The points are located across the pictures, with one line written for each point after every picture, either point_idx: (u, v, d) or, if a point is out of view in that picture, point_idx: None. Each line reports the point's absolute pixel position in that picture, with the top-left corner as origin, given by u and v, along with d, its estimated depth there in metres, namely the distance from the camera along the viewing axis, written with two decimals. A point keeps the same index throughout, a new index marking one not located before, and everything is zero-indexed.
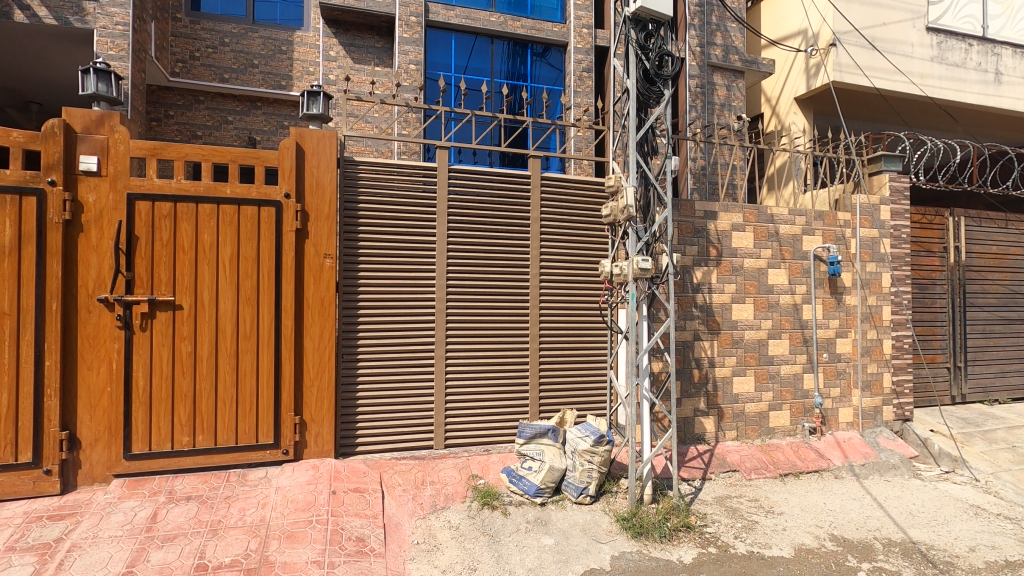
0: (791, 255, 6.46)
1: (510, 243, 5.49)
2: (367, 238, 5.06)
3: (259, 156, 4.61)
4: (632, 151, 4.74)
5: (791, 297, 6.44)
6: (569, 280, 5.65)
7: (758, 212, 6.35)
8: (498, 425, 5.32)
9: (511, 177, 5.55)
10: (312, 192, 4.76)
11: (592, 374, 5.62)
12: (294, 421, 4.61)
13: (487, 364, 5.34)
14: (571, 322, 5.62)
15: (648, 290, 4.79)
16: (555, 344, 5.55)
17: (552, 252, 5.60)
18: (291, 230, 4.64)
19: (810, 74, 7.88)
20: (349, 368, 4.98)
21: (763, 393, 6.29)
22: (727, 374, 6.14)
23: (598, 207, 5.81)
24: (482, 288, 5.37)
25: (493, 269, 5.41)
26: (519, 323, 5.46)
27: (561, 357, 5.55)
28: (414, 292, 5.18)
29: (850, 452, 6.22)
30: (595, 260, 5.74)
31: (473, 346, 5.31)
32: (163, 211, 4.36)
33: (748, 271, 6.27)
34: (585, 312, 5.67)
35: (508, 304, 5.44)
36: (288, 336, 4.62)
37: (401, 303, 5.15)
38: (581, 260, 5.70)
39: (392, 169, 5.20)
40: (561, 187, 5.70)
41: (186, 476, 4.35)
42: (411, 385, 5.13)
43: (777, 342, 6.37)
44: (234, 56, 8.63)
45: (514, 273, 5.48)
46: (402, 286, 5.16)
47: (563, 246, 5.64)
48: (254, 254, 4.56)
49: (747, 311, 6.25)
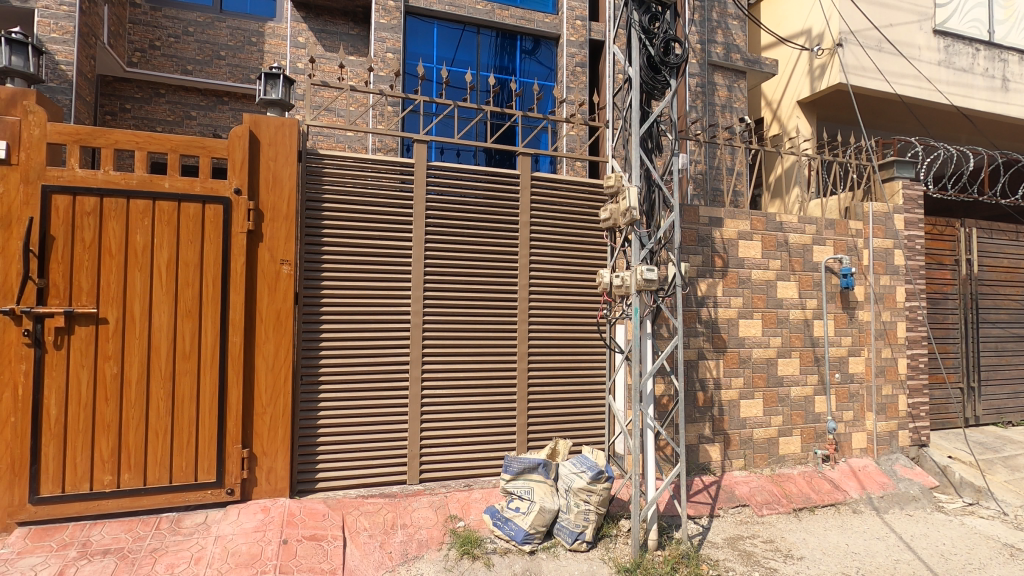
0: (801, 266, 5.95)
1: (496, 250, 4.89)
2: (333, 243, 4.44)
3: (205, 145, 3.97)
4: (635, 147, 4.17)
5: (801, 311, 5.93)
6: (562, 292, 5.06)
7: (766, 220, 5.84)
8: (482, 456, 4.69)
9: (498, 176, 4.97)
10: (268, 188, 4.12)
11: (587, 397, 5.03)
12: (241, 456, 3.94)
13: (469, 387, 4.71)
14: (564, 340, 5.03)
15: (653, 305, 4.17)
16: (547, 365, 4.94)
17: (545, 261, 5.01)
18: (242, 231, 3.99)
19: (814, 76, 7.46)
20: (310, 392, 4.31)
21: (772, 417, 5.75)
22: (734, 397, 5.58)
23: (594, 212, 5.24)
24: (465, 300, 4.76)
25: (477, 279, 4.81)
26: (506, 340, 4.85)
27: (553, 380, 4.94)
28: (386, 305, 4.55)
29: (866, 483, 5.69)
30: (590, 271, 5.16)
31: (453, 366, 4.68)
32: (86, 207, 3.69)
33: (757, 283, 5.75)
34: (580, 329, 5.08)
35: (494, 319, 4.83)
36: (236, 355, 3.96)
37: (371, 316, 4.50)
38: (575, 271, 5.12)
39: (363, 164, 4.59)
40: (554, 189, 5.13)
41: (106, 524, 3.64)
42: (381, 411, 4.48)
43: (786, 361, 5.84)
44: (198, 46, 7.97)
45: (500, 284, 4.88)
46: (373, 297, 4.52)
47: (556, 256, 5.06)
48: (197, 259, 3.90)
49: (755, 328, 5.72)
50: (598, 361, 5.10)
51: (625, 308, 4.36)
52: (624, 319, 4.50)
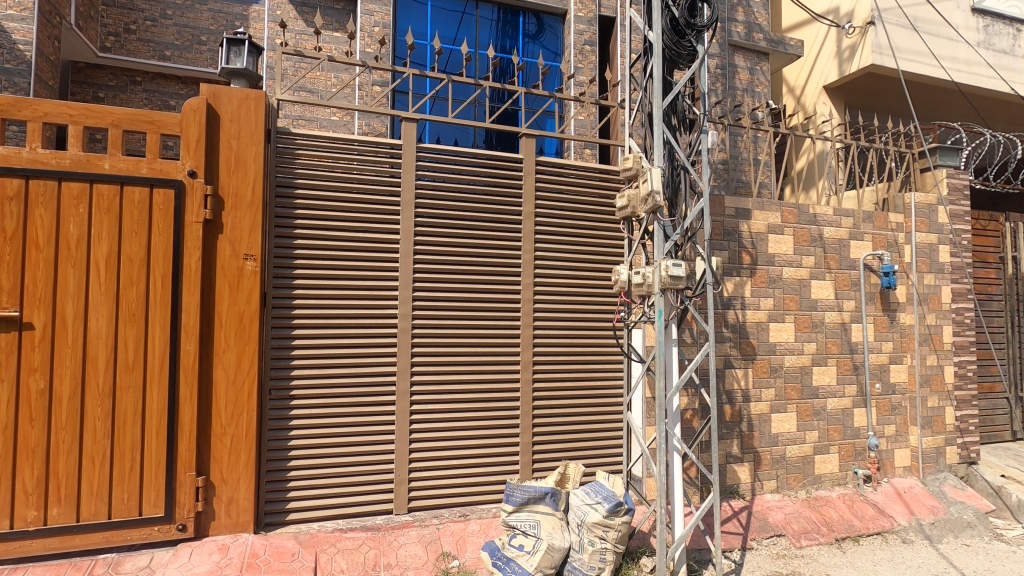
0: (837, 263, 5.34)
1: (497, 244, 4.29)
2: (309, 236, 3.85)
3: (154, 120, 3.39)
4: (658, 122, 3.57)
5: (838, 314, 5.32)
6: (571, 292, 4.45)
7: (798, 211, 5.22)
8: (479, 482, 4.08)
9: (498, 161, 4.37)
10: (229, 171, 3.53)
11: (601, 412, 4.42)
12: (195, 485, 3.34)
13: (465, 401, 4.11)
14: (575, 346, 4.42)
15: (680, 306, 3.56)
16: (556, 375, 4.34)
17: (554, 256, 4.42)
18: (198, 221, 3.40)
19: (843, 58, 6.85)
20: (279, 408, 3.71)
21: (807, 433, 5.13)
22: (765, 411, 4.96)
23: (606, 202, 4.64)
24: (460, 302, 4.16)
25: (475, 278, 4.21)
26: (508, 347, 4.25)
27: (562, 392, 4.33)
28: (368, 307, 3.95)
29: (915, 508, 5.04)
30: (603, 268, 4.55)
31: (447, 378, 4.08)
32: (8, 191, 3.10)
33: (788, 283, 5.13)
34: (592, 334, 4.48)
35: (494, 324, 4.23)
36: (189, 366, 3.36)
37: (351, 320, 3.90)
38: (585, 268, 4.51)
39: (343, 146, 4.00)
40: (561, 175, 4.54)
41: (29, 569, 3.04)
42: (362, 430, 3.87)
43: (822, 370, 5.22)
44: (177, 30, 7.41)
45: (502, 283, 4.29)
46: (353, 298, 3.93)
47: (566, 250, 4.46)
48: (143, 253, 3.31)
49: (787, 332, 5.11)
50: (613, 371, 4.50)
51: (647, 311, 3.75)
52: (644, 323, 3.89)
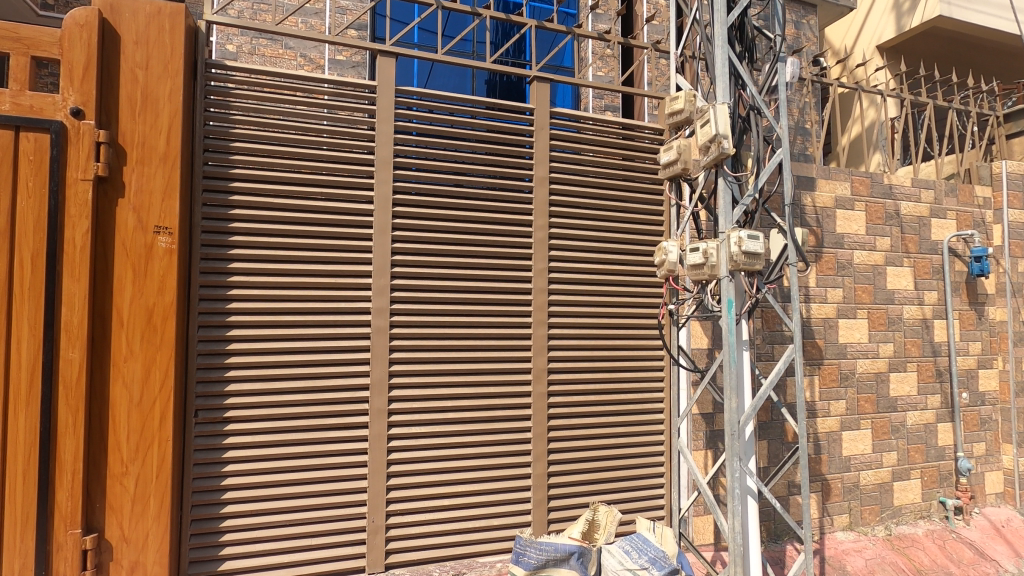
0: (917, 246, 4.37)
1: (503, 217, 3.33)
2: (254, 204, 2.90)
3: (22, 38, 2.42)
4: (721, 42, 2.59)
5: (918, 308, 4.35)
6: (595, 280, 3.49)
7: (870, 181, 4.25)
8: (479, 528, 3.13)
9: (501, 112, 3.40)
10: (133, 113, 2.57)
11: (634, 432, 3.47)
12: (81, 547, 2.38)
13: (461, 423, 3.15)
14: (601, 349, 3.48)
15: (756, 296, 2.56)
16: (578, 385, 3.38)
17: (577, 233, 3.47)
18: (85, 179, 2.44)
19: (902, 11, 5.89)
20: (209, 437, 2.76)
21: (884, 455, 4.16)
22: (834, 428, 3.99)
23: (636, 166, 3.68)
24: (452, 293, 3.21)
25: (473, 262, 3.25)
26: (516, 352, 3.30)
27: (584, 409, 3.38)
28: (331, 300, 2.99)
29: (1020, 547, 4.07)
30: (633, 250, 3.60)
31: (436, 393, 3.12)
32: None
33: (860, 269, 4.16)
34: (622, 334, 3.53)
35: (498, 321, 3.27)
36: (72, 380, 2.41)
37: (307, 317, 2.95)
38: (611, 249, 3.55)
39: (299, 88, 3.03)
40: (581, 133, 3.57)
41: None
42: (323, 463, 2.91)
43: (900, 378, 4.25)
44: None
45: (508, 268, 3.33)
46: (312, 288, 2.97)
47: (593, 225, 3.51)
48: (3, 223, 2.35)
49: (859, 331, 4.13)
50: (649, 380, 3.55)
51: (706, 301, 2.72)
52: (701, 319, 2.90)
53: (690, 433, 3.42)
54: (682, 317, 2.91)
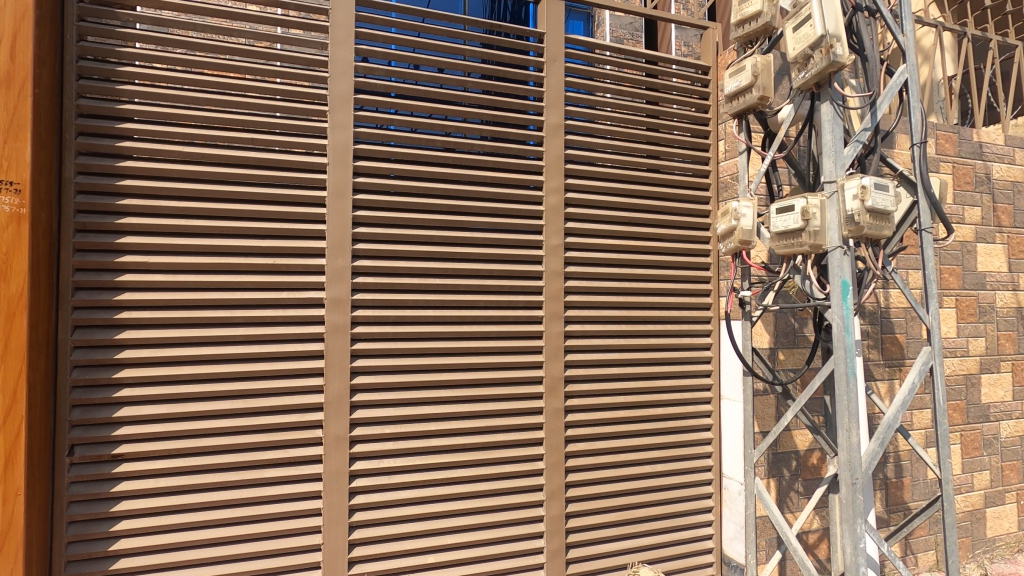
0: (1011, 219, 3.56)
1: (504, 177, 2.52)
2: (154, 154, 2.07)
3: None
4: None
5: (1012, 294, 3.55)
6: (619, 263, 2.73)
7: (958, 138, 3.44)
8: None
9: (499, 39, 2.56)
10: None
11: (671, 456, 2.76)
12: None
13: (449, 452, 2.39)
14: (629, 352, 2.74)
15: (880, 271, 1.75)
16: (602, 398, 2.66)
17: (599, 199, 2.69)
18: None
19: None
20: (91, 483, 1.97)
21: (975, 475, 3.37)
22: (920, 444, 3.19)
23: (671, 115, 2.87)
24: (435, 279, 2.41)
25: (464, 238, 2.45)
26: (522, 357, 2.52)
27: (607, 429, 2.65)
28: (267, 290, 2.19)
29: None
30: (665, 223, 2.84)
31: (415, 413, 2.34)
32: None
33: (947, 247, 3.35)
34: (654, 333, 2.80)
35: (497, 317, 2.48)
36: None
37: (233, 313, 2.14)
38: (638, 223, 2.79)
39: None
40: (602, 71, 2.74)
41: None
42: (260, 512, 2.13)
43: (993, 380, 3.46)
44: None
45: (509, 246, 2.54)
46: (240, 273, 2.16)
47: (619, 191, 2.75)
48: None
49: (947, 324, 3.33)
50: (687, 391, 2.83)
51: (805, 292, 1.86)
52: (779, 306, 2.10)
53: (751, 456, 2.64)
54: (754, 309, 2.09)
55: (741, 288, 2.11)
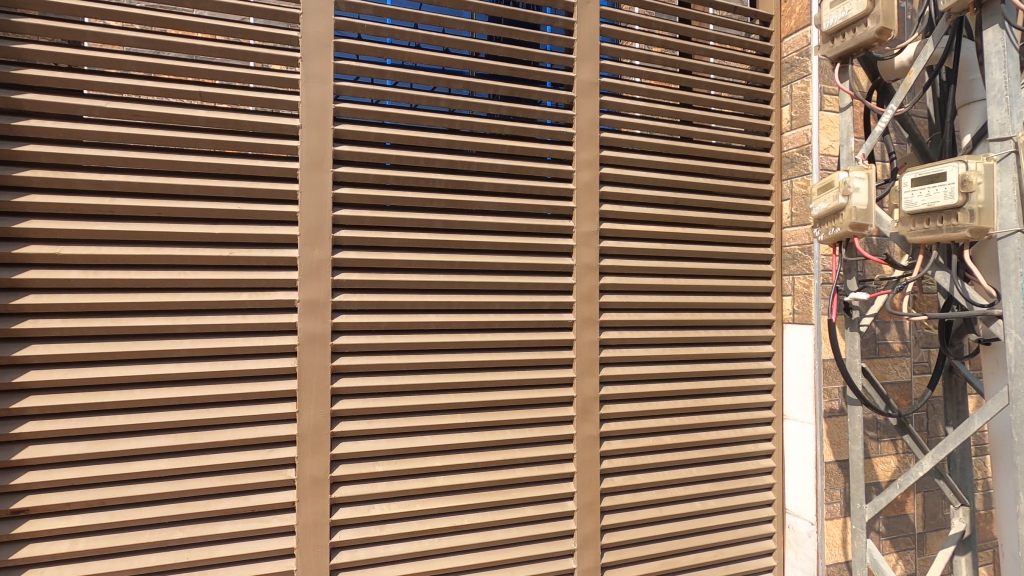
0: None
1: (526, 147, 2.01)
2: (66, 110, 1.55)
3: None
4: None
5: None
6: (664, 256, 2.22)
7: None
8: None
9: None
10: None
11: (726, 490, 2.27)
12: None
13: (457, 493, 1.89)
14: (675, 364, 2.24)
15: None
16: (644, 422, 2.16)
17: (641, 177, 2.18)
18: None
19: None
20: None
21: None
22: None
23: (726, 73, 2.35)
24: (439, 276, 1.90)
25: (476, 224, 1.94)
26: (547, 372, 2.02)
27: (651, 459, 2.15)
28: (221, 290, 1.69)
29: None
30: (717, 206, 2.33)
31: (415, 445, 1.84)
32: None
33: None
34: (705, 341, 2.29)
35: (517, 322, 1.98)
36: None
37: (177, 320, 1.64)
38: (687, 206, 2.28)
39: None
40: (644, 15, 2.22)
41: None
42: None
43: None
44: None
45: (531, 234, 2.04)
46: (186, 269, 1.66)
47: (664, 166, 2.23)
48: None
49: None
50: (743, 410, 2.34)
51: (956, 296, 1.39)
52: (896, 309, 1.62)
53: (824, 488, 2.21)
54: (863, 316, 1.62)
55: (847, 288, 1.63)
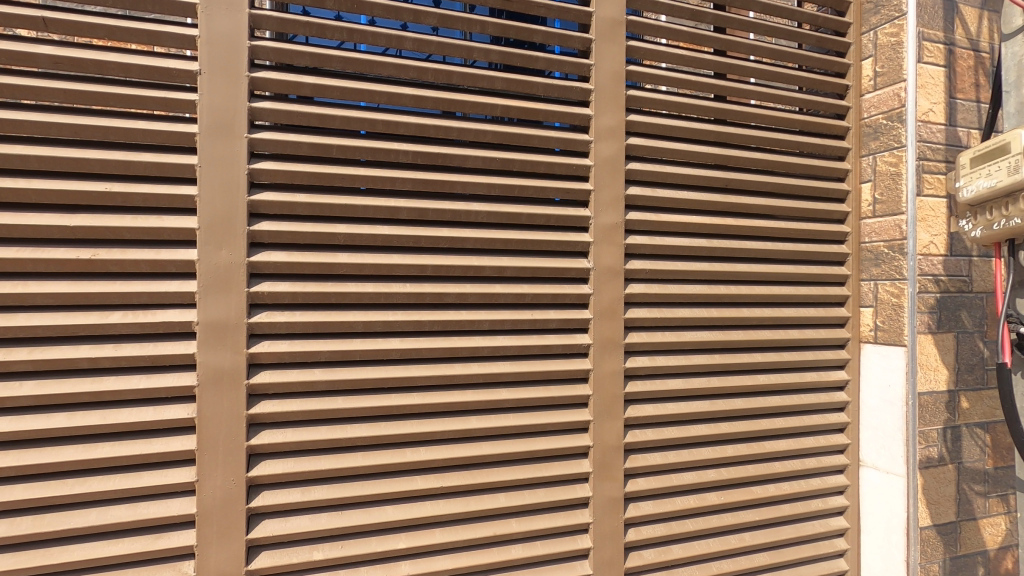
0: None
1: (525, 109, 1.47)
2: None
3: None
4: None
5: None
6: (711, 255, 1.67)
7: None
8: None
9: None
10: None
11: (789, 562, 1.73)
12: None
13: None
14: (725, 399, 1.69)
15: None
16: (684, 477, 1.62)
17: (681, 150, 1.63)
18: None
19: None
20: None
21: None
22: None
23: (790, 15, 1.79)
24: (406, 285, 1.37)
25: (458, 213, 1.40)
26: (552, 415, 1.49)
27: (693, 527, 1.62)
28: (87, 310, 1.18)
29: None
30: (780, 190, 1.78)
31: (370, 521, 1.32)
32: None
33: None
34: (766, 367, 1.74)
35: (511, 348, 1.45)
36: None
37: (17, 353, 1.12)
38: (739, 189, 1.73)
39: None
40: None
41: None
42: None
43: None
44: None
45: (532, 228, 1.50)
46: (31, 280, 1.14)
47: (711, 137, 1.68)
48: None
49: None
50: (809, 456, 1.79)
51: None
52: None
53: (919, 562, 1.68)
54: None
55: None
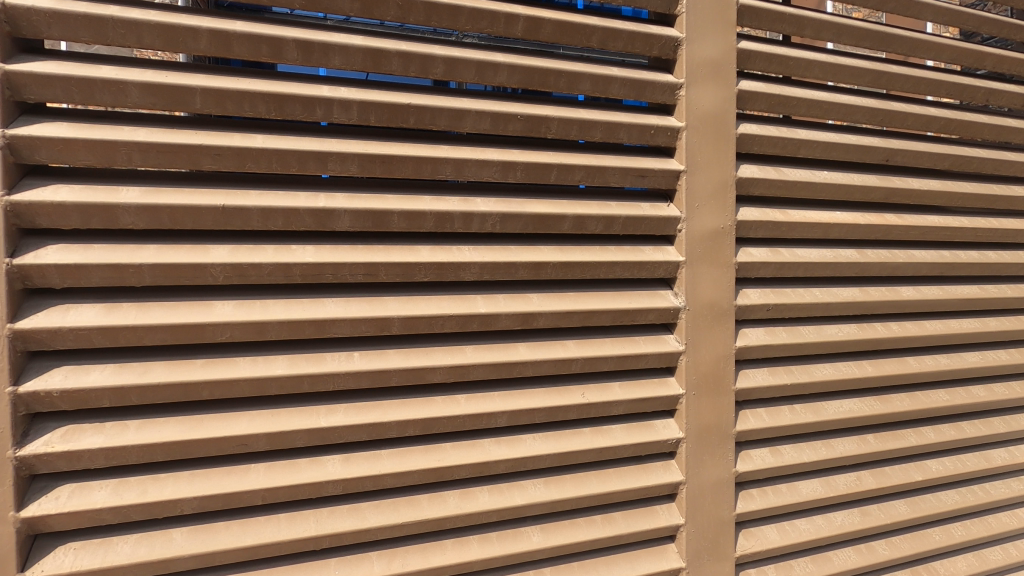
0: None
1: (566, 23, 0.80)
2: None
3: None
4: None
5: None
6: (864, 276, 1.03)
7: None
8: None
9: None
10: None
11: None
12: None
13: None
14: (880, 502, 1.06)
15: None
16: None
17: (817, 104, 0.98)
18: None
19: None
20: None
21: None
22: None
23: None
24: (353, 358, 0.73)
25: (447, 219, 0.76)
26: (621, 564, 0.86)
27: None
28: None
29: None
30: (957, 167, 1.13)
31: None
32: None
33: None
34: (941, 447, 1.10)
35: (549, 458, 0.81)
36: None
37: None
38: (900, 166, 1.08)
39: None
40: None
41: None
42: None
43: None
44: None
45: (580, 241, 0.85)
46: None
47: (861, 79, 1.03)
48: None
49: None
50: None
51: None
52: None
53: None
54: None
55: None
